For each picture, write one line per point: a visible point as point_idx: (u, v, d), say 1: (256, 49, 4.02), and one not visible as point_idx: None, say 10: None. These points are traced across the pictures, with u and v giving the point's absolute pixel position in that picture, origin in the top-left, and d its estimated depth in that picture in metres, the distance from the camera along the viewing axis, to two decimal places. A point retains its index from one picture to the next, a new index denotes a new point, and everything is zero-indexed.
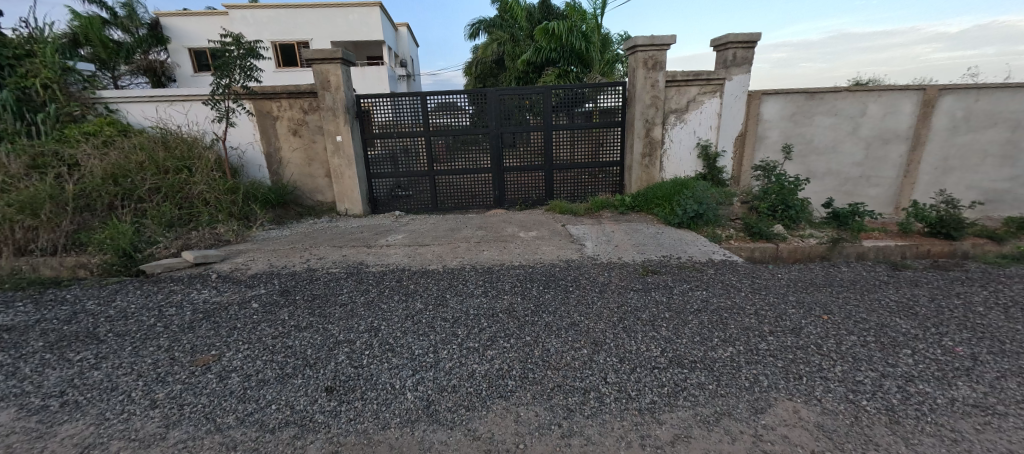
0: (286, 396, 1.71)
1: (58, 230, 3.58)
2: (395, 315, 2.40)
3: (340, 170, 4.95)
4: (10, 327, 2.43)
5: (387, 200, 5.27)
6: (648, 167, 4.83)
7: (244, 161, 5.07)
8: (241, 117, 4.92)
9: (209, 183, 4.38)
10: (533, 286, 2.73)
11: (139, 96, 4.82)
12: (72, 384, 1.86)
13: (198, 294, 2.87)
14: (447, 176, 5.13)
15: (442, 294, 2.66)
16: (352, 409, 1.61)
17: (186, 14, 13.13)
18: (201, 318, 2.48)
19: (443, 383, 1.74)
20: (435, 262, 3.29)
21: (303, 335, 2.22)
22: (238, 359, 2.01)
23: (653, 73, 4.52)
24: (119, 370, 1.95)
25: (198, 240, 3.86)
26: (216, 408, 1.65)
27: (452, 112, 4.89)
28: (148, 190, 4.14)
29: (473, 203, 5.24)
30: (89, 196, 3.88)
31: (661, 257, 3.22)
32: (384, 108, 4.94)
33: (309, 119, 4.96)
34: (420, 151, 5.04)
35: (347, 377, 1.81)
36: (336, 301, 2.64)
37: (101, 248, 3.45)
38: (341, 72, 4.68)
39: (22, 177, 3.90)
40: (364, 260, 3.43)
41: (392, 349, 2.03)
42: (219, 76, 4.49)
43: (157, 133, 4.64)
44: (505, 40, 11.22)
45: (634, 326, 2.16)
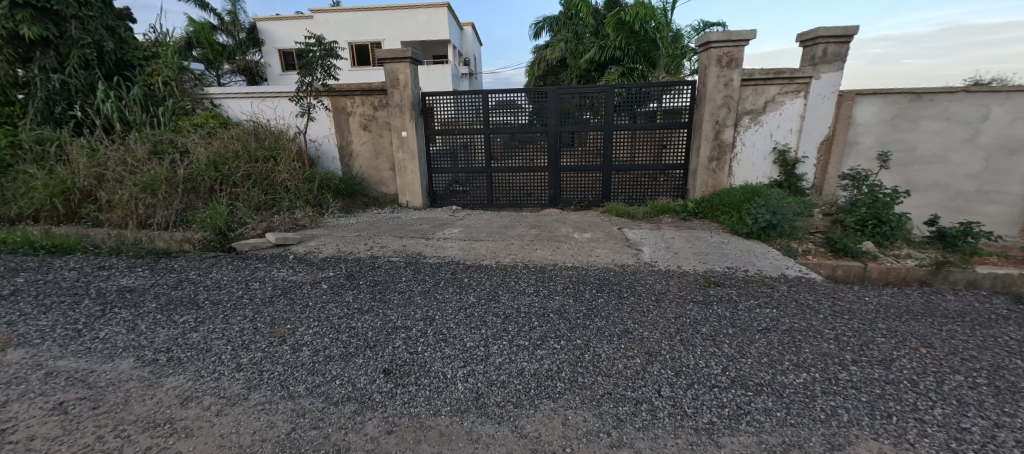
0: (348, 374, 1.83)
1: (169, 208, 4.12)
2: (449, 306, 2.48)
3: (404, 164, 5.20)
4: (132, 289, 2.85)
5: (445, 194, 5.45)
6: (716, 172, 4.53)
7: (320, 153, 5.50)
8: (320, 113, 5.35)
9: (291, 172, 4.83)
10: (585, 289, 2.68)
11: (237, 93, 5.41)
12: (175, 342, 2.14)
13: (278, 272, 3.17)
14: (504, 174, 5.20)
15: (494, 290, 2.70)
16: (406, 392, 1.69)
17: (278, 18, 14.34)
18: (279, 294, 2.74)
19: (493, 378, 1.77)
20: (488, 258, 3.35)
21: (365, 318, 2.37)
22: (309, 335, 2.19)
23: (727, 71, 4.23)
24: (212, 334, 2.21)
25: (280, 224, 4.26)
26: (289, 377, 1.82)
27: (513, 110, 4.93)
28: (241, 176, 4.62)
29: (528, 201, 5.26)
30: (195, 180, 4.42)
31: (725, 268, 3.02)
32: (447, 106, 5.10)
33: (379, 115, 5.27)
34: (480, 148, 5.15)
35: (403, 361, 1.91)
36: (395, 288, 2.79)
37: (202, 226, 3.92)
38: (409, 70, 4.91)
39: (146, 161, 4.53)
40: (421, 251, 3.57)
41: (445, 339, 2.10)
42: (303, 75, 4.90)
43: (250, 125, 5.18)
44: (569, 39, 11.08)
45: (693, 340, 2.04)
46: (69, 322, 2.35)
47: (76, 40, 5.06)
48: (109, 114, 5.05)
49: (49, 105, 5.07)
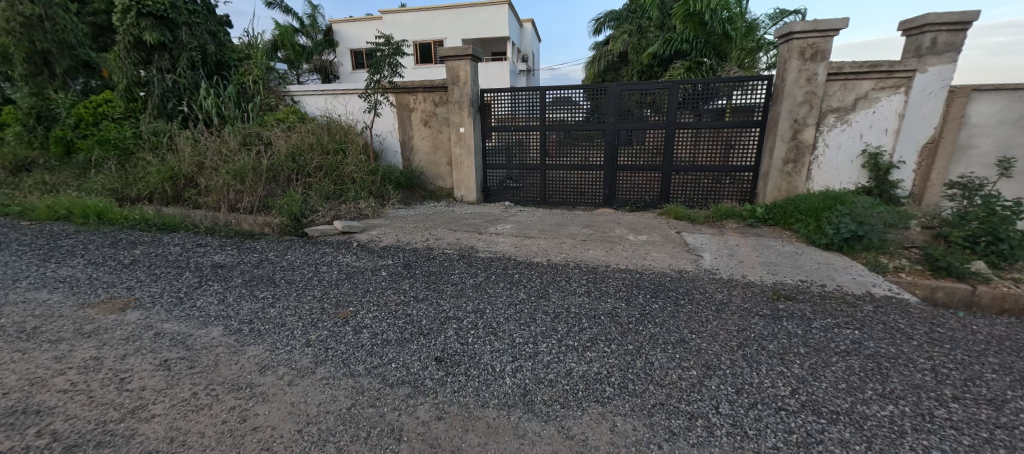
0: (403, 359, 1.92)
1: (254, 195, 4.57)
2: (500, 300, 2.52)
3: (460, 159, 5.34)
4: (222, 265, 3.20)
5: (499, 190, 5.51)
6: (791, 175, 4.17)
7: (384, 147, 5.80)
8: (385, 108, 5.65)
9: (358, 165, 5.17)
10: (639, 293, 2.60)
11: (314, 90, 5.87)
12: (256, 315, 2.37)
13: (344, 257, 3.40)
14: (559, 171, 5.15)
15: (544, 288, 2.70)
16: (456, 381, 1.74)
17: (350, 20, 15.22)
18: (344, 278, 2.94)
19: (541, 376, 1.77)
20: (539, 255, 3.35)
21: (419, 306, 2.47)
22: (369, 318, 2.33)
23: (811, 64, 3.86)
24: (286, 311, 2.43)
25: (346, 213, 4.56)
26: (350, 356, 1.95)
27: (571, 107, 4.88)
28: (314, 168, 5.01)
29: (582, 200, 5.17)
30: (276, 169, 4.86)
31: (797, 281, 2.78)
32: (504, 102, 5.16)
33: (439, 111, 5.46)
34: (536, 145, 5.15)
35: (454, 351, 1.97)
36: (449, 280, 2.88)
37: (280, 212, 4.30)
38: (469, 67, 5.02)
39: (236, 151, 5.06)
40: (475, 245, 3.66)
41: (495, 333, 2.13)
42: (372, 73, 5.21)
43: (325, 120, 5.60)
44: (632, 32, 10.70)
45: (758, 356, 1.91)
46: (173, 291, 2.69)
47: (185, 44, 5.77)
48: (209, 110, 5.69)
49: (163, 102, 5.80)
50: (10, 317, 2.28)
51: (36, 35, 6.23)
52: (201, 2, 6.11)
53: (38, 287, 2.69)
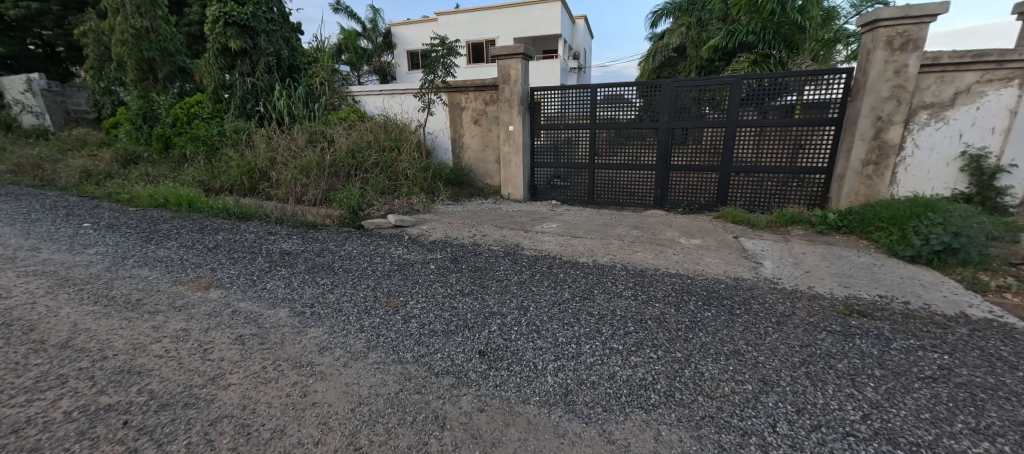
0: (448, 350, 1.99)
1: (318, 188, 4.93)
2: (544, 299, 2.54)
3: (509, 156, 5.40)
4: (289, 252, 3.48)
5: (546, 189, 5.50)
6: (870, 178, 3.80)
7: (435, 144, 6.01)
8: (438, 107, 5.85)
9: (411, 162, 5.40)
10: (689, 300, 2.50)
11: (373, 90, 6.20)
12: (317, 300, 2.57)
13: (396, 250, 3.57)
14: (608, 170, 5.05)
15: (590, 288, 2.68)
16: (498, 375, 1.78)
17: (407, 23, 15.91)
18: (395, 270, 3.09)
19: (583, 377, 1.77)
20: (585, 256, 3.32)
21: (465, 299, 2.55)
22: (417, 309, 2.44)
23: (900, 55, 3.50)
24: (343, 297, 2.61)
25: (399, 207, 4.78)
26: (400, 344, 2.05)
27: (623, 105, 4.78)
28: (371, 164, 5.29)
29: (631, 200, 5.03)
30: (338, 165, 5.20)
31: (873, 297, 2.54)
32: (554, 100, 5.16)
33: (489, 109, 5.57)
34: (585, 143, 5.09)
35: (497, 346, 2.02)
36: (494, 276, 2.94)
37: (340, 205, 4.60)
38: (520, 66, 5.06)
39: (304, 148, 5.46)
40: (520, 242, 3.70)
41: (538, 331, 2.15)
42: (428, 73, 5.47)
43: (382, 119, 5.90)
44: (692, 25, 10.20)
45: (823, 375, 1.77)
46: (247, 273, 2.97)
47: (264, 50, 6.33)
48: (281, 109, 6.20)
49: (244, 102, 6.38)
50: (119, 288, 2.63)
51: (143, 45, 7.10)
52: (277, 11, 6.67)
53: (141, 264, 3.09)
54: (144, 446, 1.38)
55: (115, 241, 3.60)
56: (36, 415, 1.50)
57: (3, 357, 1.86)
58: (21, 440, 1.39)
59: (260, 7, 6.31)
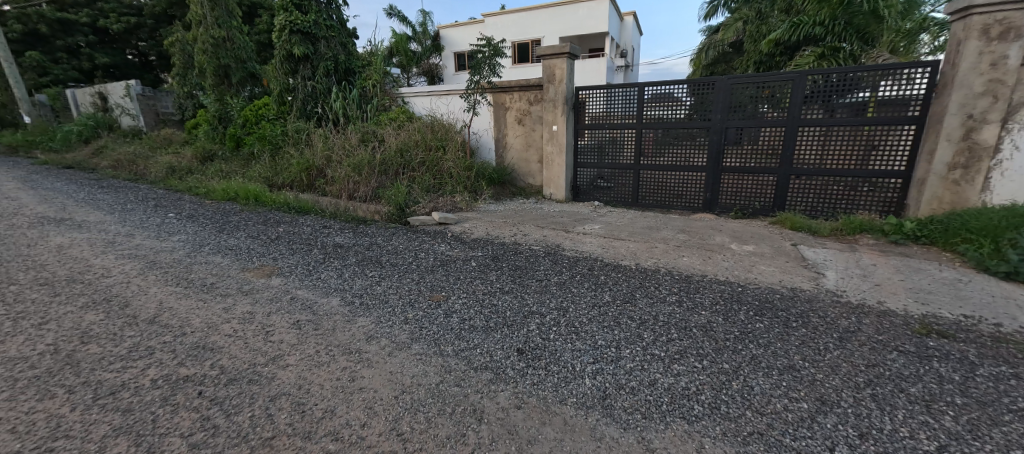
0: (487, 346, 2.03)
1: (368, 186, 5.19)
2: (584, 300, 2.52)
3: (551, 156, 5.41)
4: (341, 245, 3.69)
5: (588, 189, 5.44)
6: (957, 183, 3.42)
7: (479, 144, 6.14)
8: (483, 108, 5.98)
9: (456, 161, 5.55)
10: (739, 309, 2.39)
11: (422, 91, 6.42)
12: (365, 291, 2.71)
13: (440, 246, 3.68)
14: (654, 172, 4.90)
15: (632, 292, 2.63)
16: (536, 374, 1.80)
17: (456, 25, 16.35)
18: (438, 265, 3.20)
19: (622, 382, 1.74)
20: (627, 258, 3.25)
21: (505, 297, 2.59)
22: (458, 304, 2.51)
23: (997, 46, 3.14)
24: (389, 289, 2.74)
25: (443, 205, 4.92)
26: (442, 337, 2.12)
27: (672, 103, 4.63)
28: (418, 163, 5.49)
29: (677, 203, 4.85)
30: (387, 164, 5.43)
31: (955, 317, 2.29)
32: (599, 100, 5.10)
33: (533, 109, 5.62)
34: (630, 143, 4.98)
35: (535, 345, 2.03)
36: (534, 275, 2.95)
37: (388, 202, 4.81)
38: (566, 66, 5.05)
39: (356, 147, 5.76)
40: (561, 243, 3.69)
41: (577, 332, 2.15)
42: (473, 74, 5.63)
43: (429, 119, 6.11)
44: (750, 18, 9.64)
45: (891, 399, 1.63)
46: (304, 263, 3.19)
47: (323, 55, 6.76)
48: (337, 110, 6.57)
49: (304, 104, 6.83)
50: (197, 272, 2.92)
51: (220, 52, 7.80)
52: (336, 17, 7.08)
53: (214, 251, 3.41)
54: (215, 415, 1.53)
55: (193, 230, 3.99)
56: (129, 380, 1.71)
57: (105, 327, 2.13)
58: (118, 401, 1.59)
59: (320, 15, 6.73)
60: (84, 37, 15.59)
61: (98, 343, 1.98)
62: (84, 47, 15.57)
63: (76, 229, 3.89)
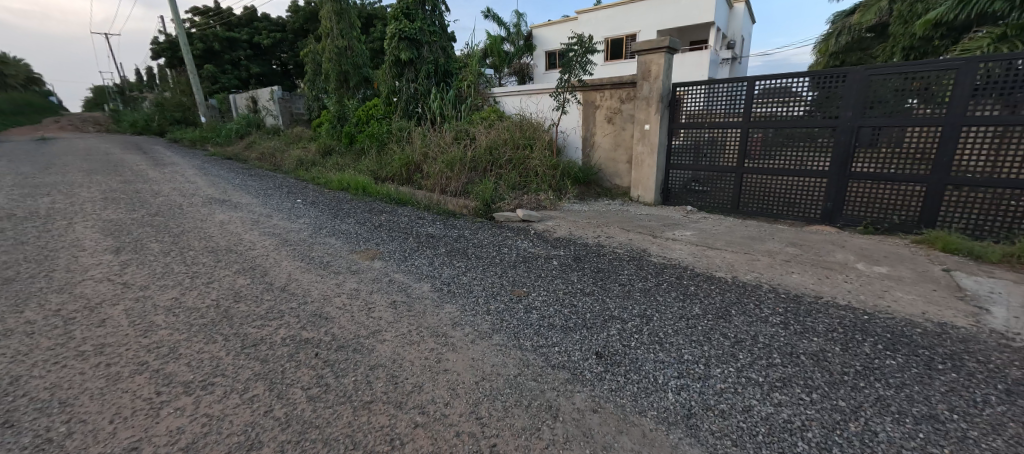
0: (565, 345, 2.04)
1: (459, 181, 5.49)
2: (671, 311, 2.39)
3: (641, 157, 5.21)
4: (433, 235, 3.96)
5: (681, 193, 5.10)
6: None
7: (566, 143, 6.14)
8: (572, 107, 5.97)
9: (542, 160, 5.62)
10: (861, 339, 2.06)
11: (513, 91, 6.60)
12: (453, 280, 2.89)
13: (523, 242, 3.77)
14: (760, 176, 4.43)
15: (726, 307, 2.42)
16: (614, 380, 1.76)
17: (550, 24, 16.39)
18: (521, 261, 3.28)
19: (710, 403, 1.62)
20: (722, 270, 3.00)
21: (586, 299, 2.57)
22: (538, 301, 2.55)
23: None
24: (474, 280, 2.88)
25: (527, 202, 5.00)
26: (522, 331, 2.18)
27: (789, 99, 4.16)
28: (506, 161, 5.68)
29: (787, 212, 4.33)
30: (477, 161, 5.71)
31: None
32: (699, 97, 4.76)
33: (625, 107, 5.46)
34: (733, 144, 4.56)
35: (615, 351, 1.99)
36: (617, 279, 2.88)
37: (476, 197, 5.03)
38: (663, 61, 4.82)
39: (450, 144, 6.13)
40: (648, 248, 3.54)
41: (660, 343, 2.05)
42: (564, 73, 5.67)
43: (519, 118, 6.28)
44: None
45: None
46: (402, 250, 3.50)
47: (426, 59, 7.34)
48: (435, 110, 7.06)
49: (407, 105, 7.46)
50: (317, 251, 3.38)
51: (342, 60, 8.91)
52: (438, 23, 7.65)
53: (330, 234, 3.90)
54: (327, 374, 1.77)
55: (315, 214, 4.60)
56: (266, 336, 2.05)
57: (251, 290, 2.58)
58: (257, 351, 1.92)
59: (426, 22, 7.38)
60: (243, 52, 18.87)
61: (245, 303, 2.41)
62: (243, 60, 19.06)
63: (232, 209, 4.74)
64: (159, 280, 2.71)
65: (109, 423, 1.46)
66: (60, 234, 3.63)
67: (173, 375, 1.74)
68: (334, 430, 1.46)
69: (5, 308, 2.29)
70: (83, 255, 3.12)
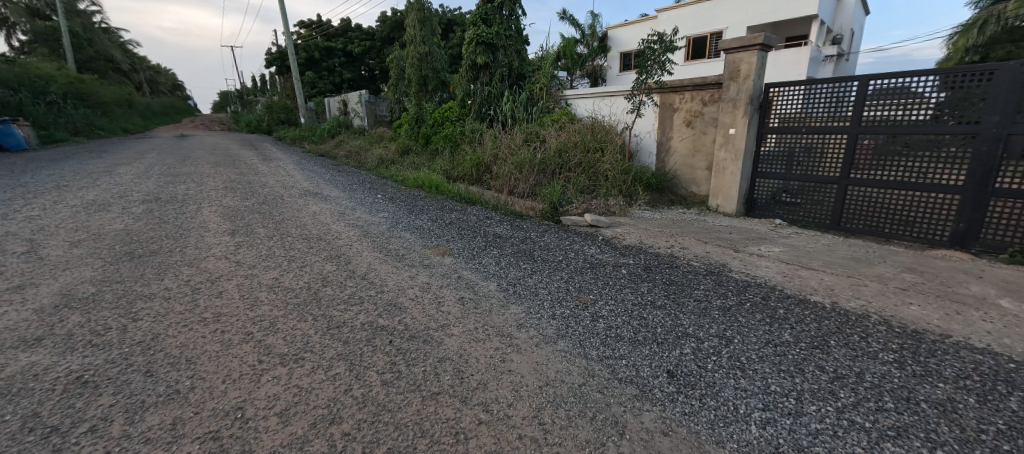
0: (634, 359, 1.96)
1: (527, 183, 5.52)
2: (755, 334, 2.18)
3: (723, 163, 4.85)
4: (500, 235, 4.03)
5: (768, 204, 4.65)
6: None
7: (640, 147, 5.93)
8: (648, 109, 5.74)
9: (613, 164, 5.48)
10: (1005, 393, 1.71)
11: (586, 93, 6.52)
12: (518, 281, 2.91)
13: (590, 248, 3.69)
14: (867, 189, 3.89)
15: (823, 337, 2.15)
16: (688, 403, 1.65)
17: (626, 24, 15.88)
18: (588, 267, 3.20)
19: (802, 443, 1.44)
20: (818, 294, 2.68)
21: (657, 312, 2.44)
22: (605, 310, 2.48)
23: None
24: (540, 283, 2.88)
25: (596, 207, 4.89)
26: (586, 339, 2.13)
27: (911, 101, 3.60)
28: (575, 164, 5.62)
29: (901, 232, 3.75)
30: (546, 163, 5.71)
31: None
32: (796, 99, 4.30)
33: (707, 110, 5.12)
34: (835, 152, 4.06)
35: (689, 371, 1.86)
36: (692, 294, 2.70)
37: (543, 200, 5.03)
38: (755, 59, 4.44)
39: (520, 146, 6.21)
40: (728, 262, 3.27)
41: (742, 369, 1.88)
42: (641, 74, 5.50)
43: (591, 121, 6.18)
44: None
45: None
46: (470, 248, 3.60)
47: (501, 62, 7.53)
48: (507, 112, 7.19)
49: (481, 107, 7.69)
50: (393, 244, 3.60)
51: (423, 66, 9.53)
52: (515, 27, 7.73)
53: (405, 229, 4.12)
54: (400, 362, 1.87)
55: (393, 210, 4.91)
56: (348, 319, 2.23)
57: (336, 276, 2.82)
58: (340, 333, 2.09)
59: (503, 26, 7.53)
60: (338, 59, 20.78)
61: (332, 287, 2.64)
62: (338, 67, 20.98)
63: (323, 201, 5.23)
64: (264, 261, 3.07)
65: (222, 382, 1.68)
66: (191, 217, 4.27)
67: (271, 346, 1.95)
68: (404, 416, 1.53)
69: (150, 276, 2.74)
70: (207, 235, 3.63)
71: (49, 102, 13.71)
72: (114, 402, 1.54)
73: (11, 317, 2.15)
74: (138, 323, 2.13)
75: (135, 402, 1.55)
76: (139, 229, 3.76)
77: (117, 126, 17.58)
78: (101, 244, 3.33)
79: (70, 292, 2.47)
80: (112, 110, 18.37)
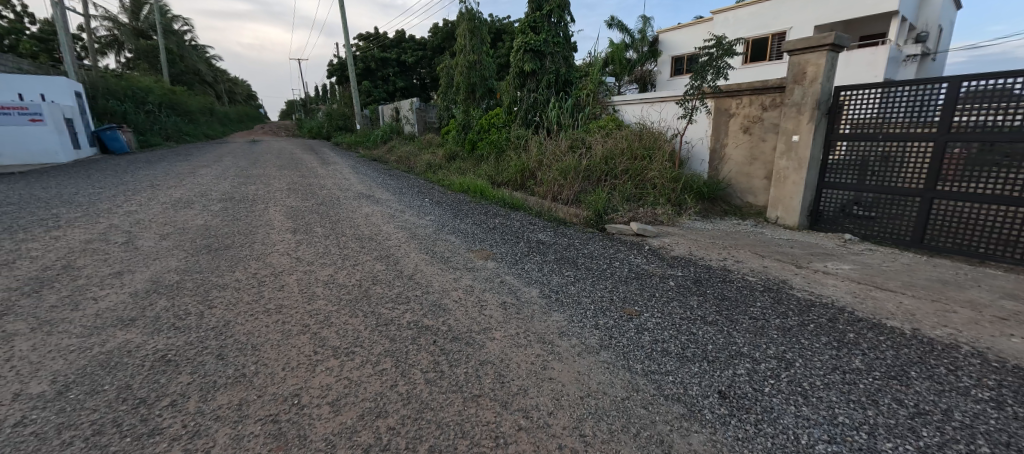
0: (682, 376, 1.87)
1: (572, 190, 5.48)
2: (819, 359, 2.01)
3: (785, 172, 4.54)
4: (543, 241, 4.02)
5: (835, 217, 4.29)
6: None
7: (691, 154, 5.70)
8: (701, 115, 5.52)
9: (661, 171, 5.31)
10: None
11: (635, 98, 6.38)
12: (561, 288, 2.89)
13: (635, 258, 3.58)
14: (957, 203, 3.48)
15: (902, 367, 1.94)
16: (742, 428, 1.55)
17: (678, 27, 15.38)
18: (633, 278, 3.11)
19: None
20: (895, 318, 2.43)
21: (707, 328, 2.32)
22: (651, 322, 2.39)
23: None
24: (583, 291, 2.84)
25: (643, 215, 4.73)
26: (631, 352, 2.07)
27: (1013, 105, 3.19)
28: (621, 171, 5.50)
29: (998, 252, 3.32)
30: (591, 170, 5.64)
31: None
32: (871, 103, 3.95)
33: (767, 116, 4.83)
34: (917, 161, 3.68)
35: (743, 393, 1.75)
36: (747, 311, 2.54)
37: (588, 207, 4.96)
38: (824, 61, 4.14)
39: (566, 153, 6.18)
40: (789, 279, 3.05)
41: (804, 396, 1.74)
42: (694, 79, 5.25)
43: (639, 127, 6.05)
44: None
45: None
46: (513, 253, 3.62)
47: (548, 69, 7.58)
48: (553, 118, 7.20)
49: (527, 113, 7.77)
50: (439, 246, 3.70)
51: (471, 73, 9.83)
52: (563, 34, 7.77)
53: (450, 232, 4.24)
54: (443, 362, 1.92)
55: (439, 213, 5.05)
56: (396, 317, 2.32)
57: (385, 276, 2.94)
58: (388, 330, 2.18)
59: (551, 33, 7.60)
60: (392, 69, 21.87)
61: (381, 286, 2.76)
62: (392, 76, 22.06)
63: (375, 203, 5.48)
64: (321, 258, 3.27)
65: (282, 369, 1.80)
66: (260, 215, 4.64)
67: (325, 339, 2.07)
68: (446, 415, 1.57)
69: (224, 268, 3.00)
70: (272, 232, 3.93)
71: (146, 111, 15.47)
72: (191, 381, 1.70)
73: (111, 299, 2.45)
74: (213, 310, 2.34)
75: (208, 381, 1.70)
76: (216, 225, 4.14)
77: (200, 132, 19.48)
78: (184, 238, 3.70)
79: (158, 279, 2.76)
80: (197, 118, 20.39)
